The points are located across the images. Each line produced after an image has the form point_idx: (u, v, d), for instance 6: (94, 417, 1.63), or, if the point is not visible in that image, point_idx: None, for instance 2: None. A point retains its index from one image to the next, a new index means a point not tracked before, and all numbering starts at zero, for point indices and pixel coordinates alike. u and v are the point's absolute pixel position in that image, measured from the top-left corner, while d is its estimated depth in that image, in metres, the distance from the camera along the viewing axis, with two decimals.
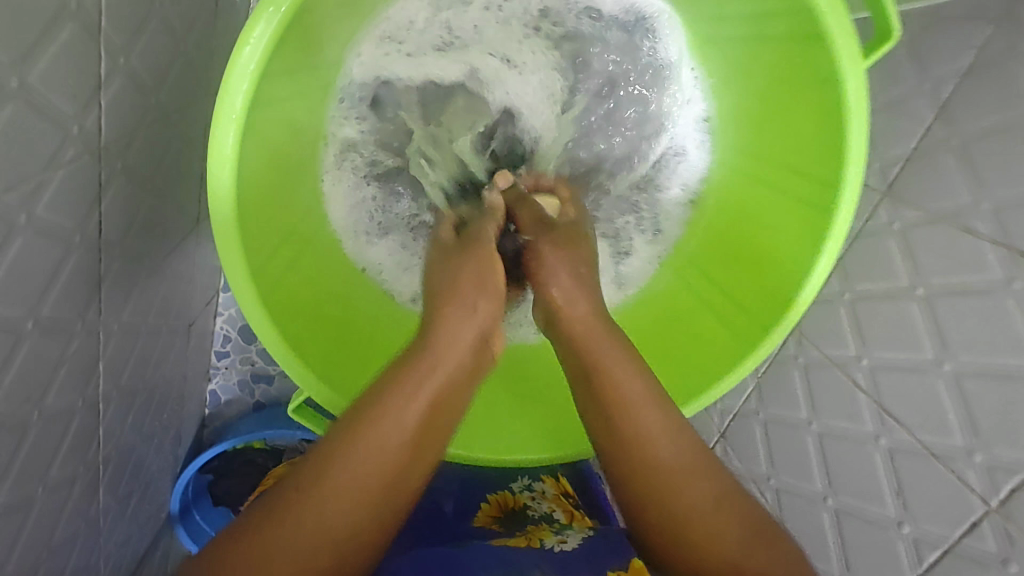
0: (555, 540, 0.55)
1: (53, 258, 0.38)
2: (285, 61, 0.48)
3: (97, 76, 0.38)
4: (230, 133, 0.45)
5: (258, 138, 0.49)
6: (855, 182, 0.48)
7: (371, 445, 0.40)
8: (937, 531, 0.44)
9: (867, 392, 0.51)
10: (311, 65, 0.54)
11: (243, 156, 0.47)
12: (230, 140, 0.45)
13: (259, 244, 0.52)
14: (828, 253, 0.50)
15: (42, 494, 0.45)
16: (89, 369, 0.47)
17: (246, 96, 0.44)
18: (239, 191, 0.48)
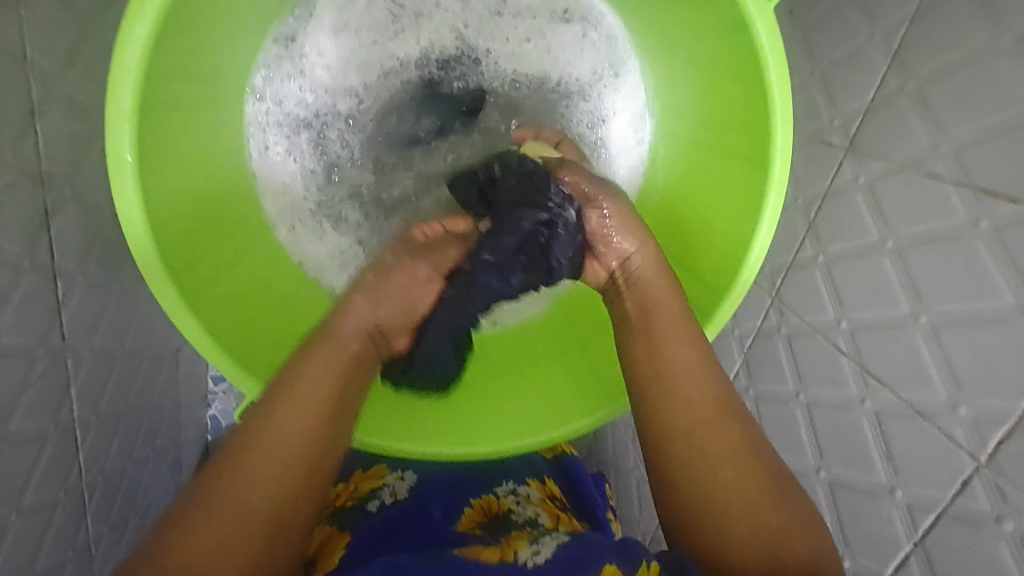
0: (529, 552, 0.48)
1: (2, 284, 0.40)
2: (183, 52, 0.48)
3: (26, 106, 0.39)
4: (126, 131, 0.44)
5: (163, 143, 0.49)
6: (786, 128, 0.47)
7: (282, 434, 0.41)
8: (929, 494, 0.41)
9: (849, 355, 0.49)
10: (219, 68, 0.54)
11: (150, 160, 0.47)
12: (128, 138, 0.44)
13: (195, 244, 0.52)
14: (771, 205, 0.48)
15: (17, 519, 0.45)
16: (59, 396, 0.48)
17: (134, 92, 0.43)
18: (153, 197, 0.47)
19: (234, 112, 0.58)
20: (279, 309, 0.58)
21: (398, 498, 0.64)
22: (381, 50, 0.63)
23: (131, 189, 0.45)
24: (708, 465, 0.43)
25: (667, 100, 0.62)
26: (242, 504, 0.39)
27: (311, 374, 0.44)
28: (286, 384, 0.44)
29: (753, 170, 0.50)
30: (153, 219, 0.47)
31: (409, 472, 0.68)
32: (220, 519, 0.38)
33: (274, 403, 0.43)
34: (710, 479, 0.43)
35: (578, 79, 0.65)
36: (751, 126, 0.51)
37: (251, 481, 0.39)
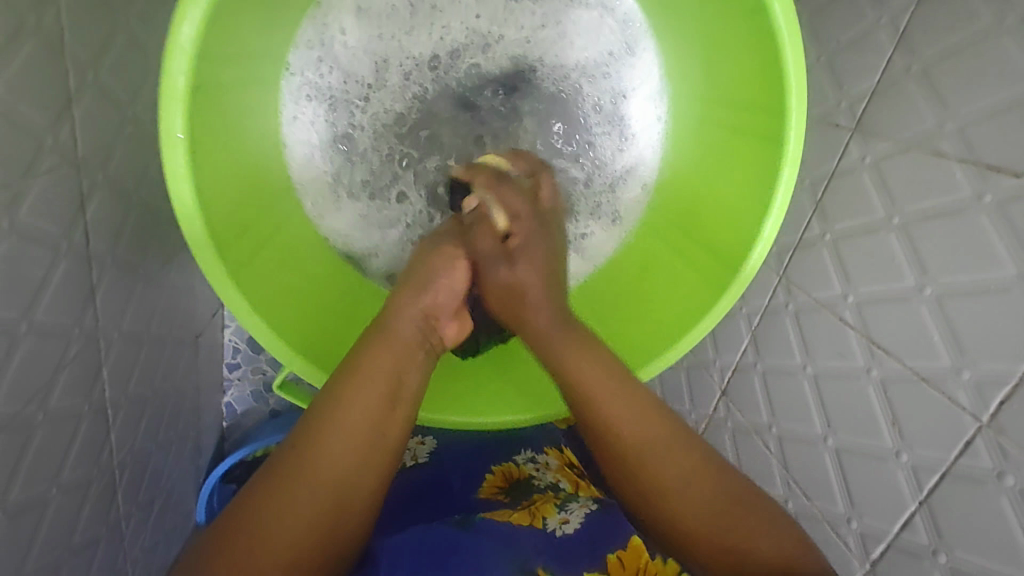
0: (557, 521, 0.56)
1: (43, 266, 0.41)
2: (230, 41, 0.50)
3: (64, 91, 0.40)
4: (179, 113, 0.45)
5: (208, 124, 0.50)
6: (801, 109, 0.49)
7: (339, 445, 0.45)
8: (934, 456, 0.43)
9: (856, 328, 0.51)
10: (254, 51, 0.55)
11: (200, 141, 0.48)
12: (180, 120, 0.46)
13: (233, 218, 0.53)
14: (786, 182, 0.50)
15: (57, 495, 0.47)
16: (93, 375, 0.49)
17: (189, 76, 0.45)
18: (201, 177, 0.49)
19: (264, 94, 0.59)
20: (306, 285, 0.59)
21: (419, 461, 0.68)
22: (403, 35, 0.63)
23: (183, 166, 0.46)
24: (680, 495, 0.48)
25: (686, 81, 0.63)
26: (303, 512, 0.43)
27: (367, 386, 0.47)
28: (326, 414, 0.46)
29: (768, 147, 0.52)
30: (203, 199, 0.48)
31: (428, 437, 0.72)
32: (283, 516, 0.42)
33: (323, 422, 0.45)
34: (688, 513, 0.48)
35: (601, 67, 0.66)
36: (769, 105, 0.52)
37: (326, 455, 0.44)
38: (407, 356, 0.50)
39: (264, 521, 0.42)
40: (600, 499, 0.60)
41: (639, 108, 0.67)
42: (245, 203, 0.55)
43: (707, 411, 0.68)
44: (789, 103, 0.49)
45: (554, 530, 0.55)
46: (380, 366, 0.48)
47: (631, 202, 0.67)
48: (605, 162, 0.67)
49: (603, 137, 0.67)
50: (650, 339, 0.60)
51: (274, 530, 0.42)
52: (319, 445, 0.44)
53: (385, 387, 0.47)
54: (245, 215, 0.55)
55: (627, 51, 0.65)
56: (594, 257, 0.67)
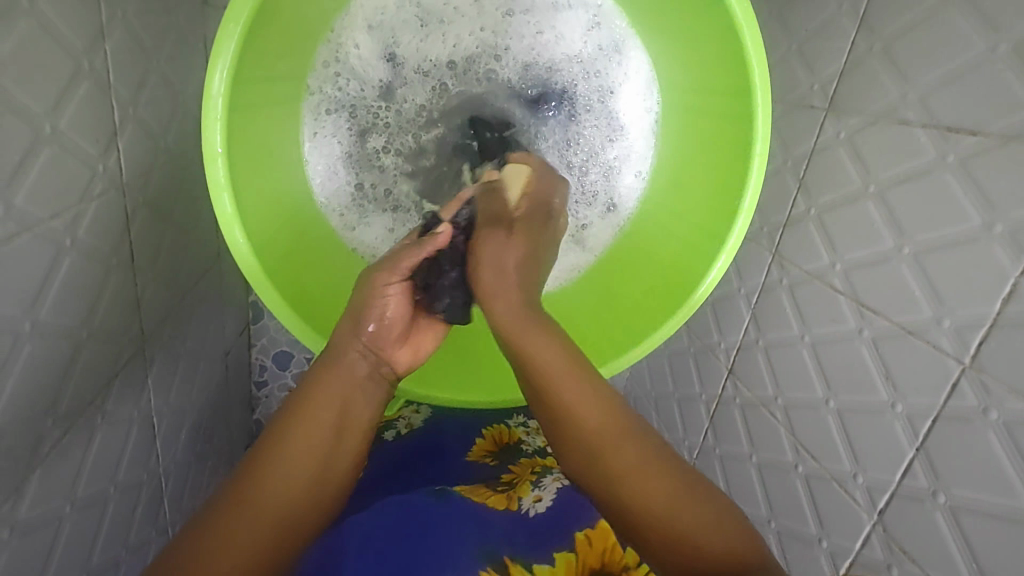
0: (531, 500, 0.64)
1: (98, 280, 0.46)
2: (259, 65, 0.55)
3: (111, 125, 0.46)
4: (218, 131, 0.50)
5: (241, 142, 0.54)
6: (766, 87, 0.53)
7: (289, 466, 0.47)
8: (925, 401, 0.46)
9: (845, 293, 0.54)
10: (280, 76, 0.60)
11: (234, 157, 0.53)
12: (218, 136, 0.51)
13: (262, 223, 0.58)
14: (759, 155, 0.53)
15: (114, 494, 0.51)
16: (141, 384, 0.54)
17: (226, 97, 0.50)
18: (238, 189, 0.54)
19: (291, 116, 0.64)
20: (325, 283, 0.64)
21: (412, 427, 0.79)
22: (413, 48, 0.68)
23: (223, 177, 0.51)
24: (679, 516, 0.48)
25: (666, 71, 0.67)
26: (256, 530, 0.45)
27: (320, 410, 0.50)
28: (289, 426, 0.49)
29: (741, 125, 0.56)
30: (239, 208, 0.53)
31: (423, 406, 0.82)
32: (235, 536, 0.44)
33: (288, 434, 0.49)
34: (650, 517, 0.48)
35: (594, 67, 0.70)
36: (740, 87, 0.56)
37: (285, 466, 0.48)
38: (358, 381, 0.53)
39: (236, 528, 0.44)
40: None
41: (630, 103, 0.70)
42: (272, 212, 0.60)
43: (716, 391, 0.70)
44: (754, 83, 0.53)
45: (527, 510, 0.62)
46: (327, 393, 0.51)
47: (629, 192, 0.71)
48: (603, 155, 0.71)
49: (601, 131, 0.71)
50: (648, 319, 0.63)
51: (236, 544, 0.44)
52: (276, 467, 0.47)
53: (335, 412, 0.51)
54: (273, 223, 0.59)
55: (617, 49, 0.69)
56: (594, 248, 0.72)
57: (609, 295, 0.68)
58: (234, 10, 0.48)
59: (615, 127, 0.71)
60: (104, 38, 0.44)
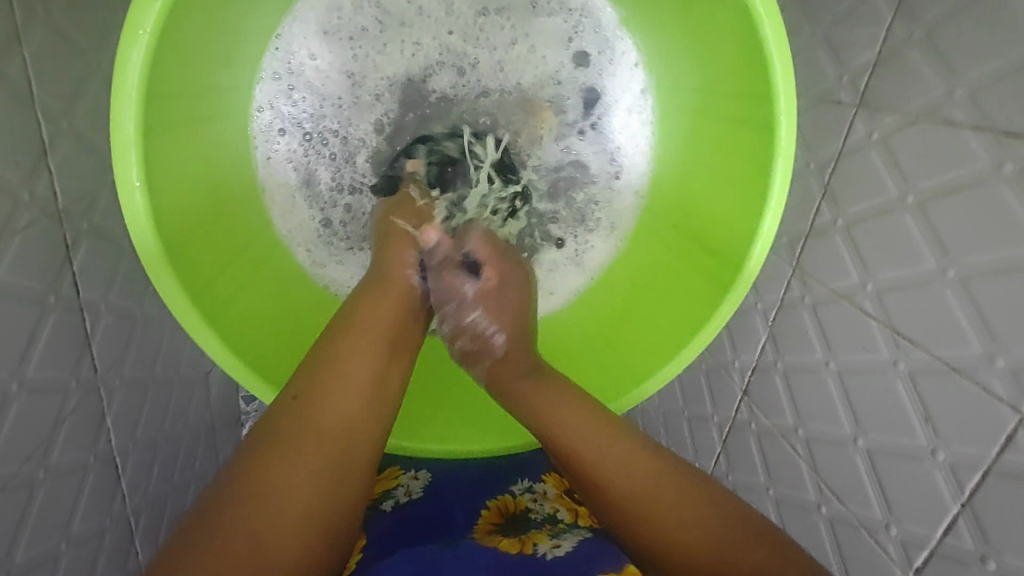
0: (549, 545, 0.51)
1: (29, 321, 0.41)
2: (180, 78, 0.49)
3: (37, 145, 0.41)
4: (131, 158, 0.44)
5: (168, 167, 0.49)
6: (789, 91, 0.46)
7: (333, 399, 0.43)
8: (973, 452, 0.40)
9: (877, 318, 0.47)
10: (212, 87, 0.54)
11: (158, 183, 0.47)
12: (134, 165, 0.45)
13: (205, 259, 0.52)
14: (782, 171, 0.47)
15: (67, 548, 0.46)
16: (96, 425, 0.49)
17: (138, 118, 0.44)
18: (162, 217, 0.48)
19: (233, 130, 0.58)
20: (290, 324, 0.57)
21: (413, 496, 0.61)
22: (372, 50, 0.63)
23: (140, 211, 0.45)
24: (663, 525, 0.43)
25: (670, 70, 0.60)
26: (305, 474, 0.39)
27: (352, 367, 0.45)
28: (321, 378, 0.43)
29: (760, 136, 0.49)
30: (165, 241, 0.47)
31: (422, 471, 0.65)
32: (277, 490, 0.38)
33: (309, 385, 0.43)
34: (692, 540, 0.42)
35: (581, 68, 0.65)
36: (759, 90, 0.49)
37: (324, 415, 0.42)
38: (395, 334, 0.49)
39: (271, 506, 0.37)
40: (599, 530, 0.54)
41: (623, 105, 0.64)
42: (222, 242, 0.54)
43: (728, 413, 0.64)
44: (775, 86, 0.46)
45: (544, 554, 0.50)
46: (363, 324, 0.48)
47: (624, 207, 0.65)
48: (595, 164, 0.66)
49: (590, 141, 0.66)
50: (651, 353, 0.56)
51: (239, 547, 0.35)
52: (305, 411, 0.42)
53: (370, 375, 0.45)
54: (223, 254, 0.54)
55: (605, 46, 0.63)
56: (592, 269, 0.66)
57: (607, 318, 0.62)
58: (138, 14, 0.42)
59: (603, 137, 0.66)
60: (22, 45, 0.39)
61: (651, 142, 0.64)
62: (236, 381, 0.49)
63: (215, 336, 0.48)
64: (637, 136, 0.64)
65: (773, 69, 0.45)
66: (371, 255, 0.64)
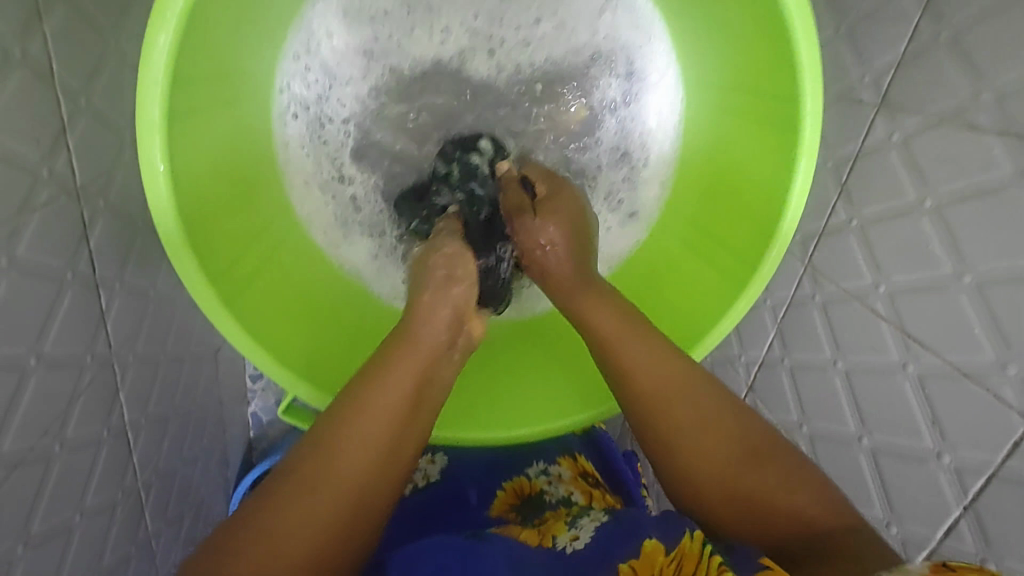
0: (568, 537, 0.48)
1: (47, 298, 0.41)
2: (204, 63, 0.48)
3: (56, 122, 0.41)
4: (156, 144, 0.44)
5: (191, 153, 0.49)
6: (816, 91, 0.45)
7: (371, 424, 0.41)
8: (980, 457, 0.40)
9: (889, 320, 0.47)
10: (234, 71, 0.54)
11: (182, 170, 0.47)
12: (159, 152, 0.44)
13: (226, 243, 0.52)
14: (804, 170, 0.47)
15: (81, 520, 0.47)
16: (109, 401, 0.50)
17: (163, 105, 0.44)
18: (185, 203, 0.48)
19: (257, 112, 0.58)
20: (306, 306, 0.57)
21: (431, 480, 0.61)
22: (390, 35, 0.61)
23: (162, 197, 0.45)
24: (703, 471, 0.45)
25: (698, 68, 0.60)
26: (309, 511, 0.39)
27: (387, 389, 0.42)
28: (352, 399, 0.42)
29: (783, 135, 0.49)
30: (186, 226, 0.47)
31: (439, 454, 0.64)
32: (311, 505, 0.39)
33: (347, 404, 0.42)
34: (704, 468, 0.45)
35: (614, 58, 0.64)
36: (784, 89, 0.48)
37: (347, 445, 0.40)
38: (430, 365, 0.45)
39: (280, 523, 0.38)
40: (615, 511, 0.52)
41: (652, 99, 0.64)
42: (242, 227, 0.54)
43: None
44: (803, 87, 0.45)
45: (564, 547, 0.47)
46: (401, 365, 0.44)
47: (647, 200, 0.64)
48: (620, 155, 0.65)
49: (613, 133, 0.65)
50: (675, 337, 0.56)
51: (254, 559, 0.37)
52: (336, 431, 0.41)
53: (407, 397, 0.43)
54: (242, 238, 0.54)
55: (637, 38, 0.63)
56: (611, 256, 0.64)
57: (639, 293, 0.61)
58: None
59: (626, 129, 0.65)
60: (43, 21, 0.38)
61: (678, 138, 0.64)
62: (252, 362, 0.50)
63: (234, 319, 0.49)
64: (663, 131, 0.64)
65: (801, 70, 0.45)
66: (384, 240, 0.64)
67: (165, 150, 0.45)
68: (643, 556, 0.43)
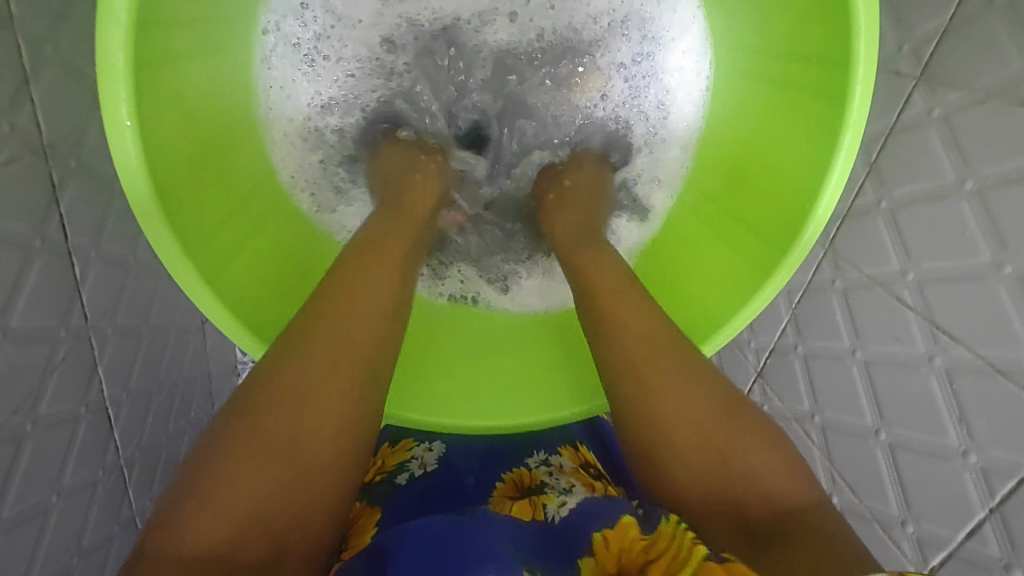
0: (557, 505, 0.50)
1: (13, 267, 0.38)
2: (174, 7, 0.44)
3: (17, 72, 0.37)
4: (122, 96, 0.40)
5: (160, 108, 0.44)
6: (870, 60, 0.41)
7: (315, 384, 0.35)
8: (1010, 458, 0.38)
9: (917, 309, 0.45)
10: (210, 20, 0.49)
11: (150, 127, 0.43)
12: (125, 105, 0.40)
13: (203, 212, 0.48)
14: (849, 149, 0.43)
15: (57, 501, 0.45)
16: (87, 375, 0.47)
17: (128, 52, 0.39)
18: (155, 164, 0.43)
19: (237, 68, 0.54)
20: (290, 281, 0.54)
21: (428, 470, 0.59)
22: None
23: (132, 157, 0.41)
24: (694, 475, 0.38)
25: (730, 34, 0.56)
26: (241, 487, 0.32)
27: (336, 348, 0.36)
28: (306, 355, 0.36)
29: (825, 109, 0.45)
30: (157, 190, 0.43)
31: (436, 444, 0.63)
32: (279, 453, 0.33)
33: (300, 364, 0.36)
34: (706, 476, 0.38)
35: (639, 18, 0.60)
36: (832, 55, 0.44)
37: (293, 414, 0.34)
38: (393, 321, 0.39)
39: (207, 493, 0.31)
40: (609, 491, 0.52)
41: (677, 61, 0.60)
42: (220, 193, 0.50)
43: (740, 393, 0.62)
44: (856, 54, 0.41)
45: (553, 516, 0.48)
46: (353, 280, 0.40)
47: (670, 169, 0.61)
48: (643, 122, 0.62)
49: (637, 98, 0.62)
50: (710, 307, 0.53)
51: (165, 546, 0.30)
52: (276, 406, 0.34)
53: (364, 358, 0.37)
54: (222, 206, 0.50)
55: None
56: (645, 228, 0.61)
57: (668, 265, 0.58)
58: None
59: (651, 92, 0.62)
60: None
61: (705, 102, 0.60)
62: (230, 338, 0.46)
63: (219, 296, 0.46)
64: (688, 95, 0.60)
65: (858, 35, 0.41)
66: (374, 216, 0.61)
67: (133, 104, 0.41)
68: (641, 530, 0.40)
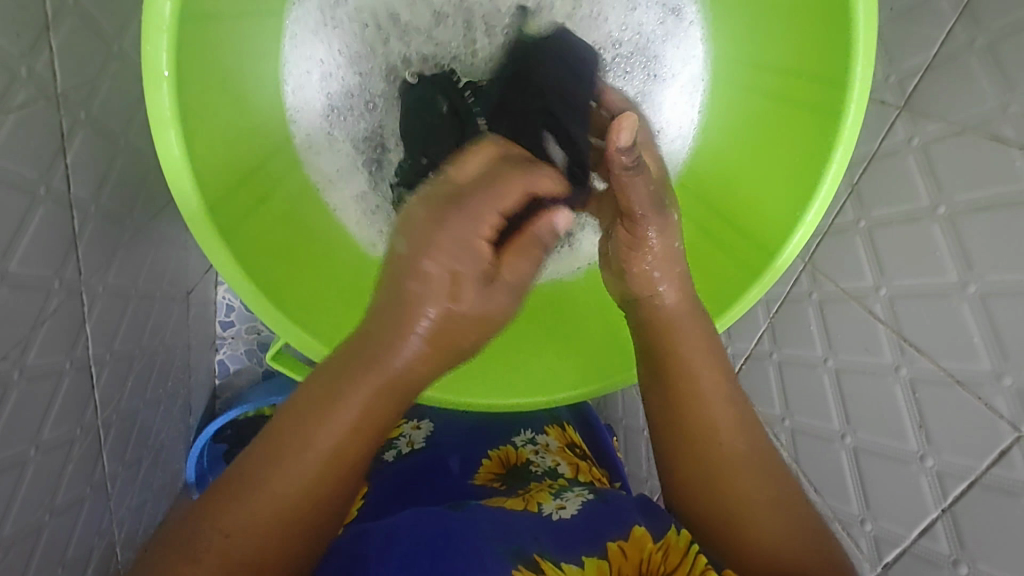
0: (554, 506, 0.49)
1: (18, 212, 0.37)
2: None
3: (40, 16, 0.37)
4: (163, 47, 0.40)
5: (196, 65, 0.44)
6: (868, 79, 0.44)
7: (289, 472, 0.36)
8: (963, 463, 0.42)
9: (886, 322, 0.48)
10: None
11: (186, 81, 0.43)
12: (165, 55, 0.41)
13: (220, 170, 0.47)
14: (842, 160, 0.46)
15: (35, 455, 0.44)
16: (74, 331, 0.46)
17: (175, 5, 0.40)
18: (187, 118, 0.44)
19: (261, 34, 0.53)
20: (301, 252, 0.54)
21: (414, 447, 0.60)
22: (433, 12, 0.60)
23: (165, 108, 0.41)
24: (756, 517, 0.42)
25: (735, 54, 0.59)
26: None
27: (311, 429, 0.37)
28: (276, 440, 0.37)
29: (822, 124, 0.48)
30: (188, 144, 0.43)
31: (424, 421, 0.64)
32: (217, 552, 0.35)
33: (265, 457, 0.37)
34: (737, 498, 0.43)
35: (650, 57, 0.63)
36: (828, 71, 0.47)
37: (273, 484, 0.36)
38: (393, 392, 0.39)
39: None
40: (599, 491, 0.53)
41: (676, 96, 0.63)
42: (239, 153, 0.50)
43: None
44: (855, 72, 0.44)
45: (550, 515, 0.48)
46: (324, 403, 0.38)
47: None
48: None
49: None
50: (742, 257, 0.54)
51: None
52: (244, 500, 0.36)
53: (331, 442, 0.37)
54: (237, 167, 0.49)
55: (676, 33, 0.62)
56: None
57: (708, 208, 0.59)
58: None
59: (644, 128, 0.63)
60: None
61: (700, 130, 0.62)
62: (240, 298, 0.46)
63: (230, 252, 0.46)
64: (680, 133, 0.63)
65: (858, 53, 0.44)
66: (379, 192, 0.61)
67: (171, 55, 0.41)
68: (631, 539, 0.44)
